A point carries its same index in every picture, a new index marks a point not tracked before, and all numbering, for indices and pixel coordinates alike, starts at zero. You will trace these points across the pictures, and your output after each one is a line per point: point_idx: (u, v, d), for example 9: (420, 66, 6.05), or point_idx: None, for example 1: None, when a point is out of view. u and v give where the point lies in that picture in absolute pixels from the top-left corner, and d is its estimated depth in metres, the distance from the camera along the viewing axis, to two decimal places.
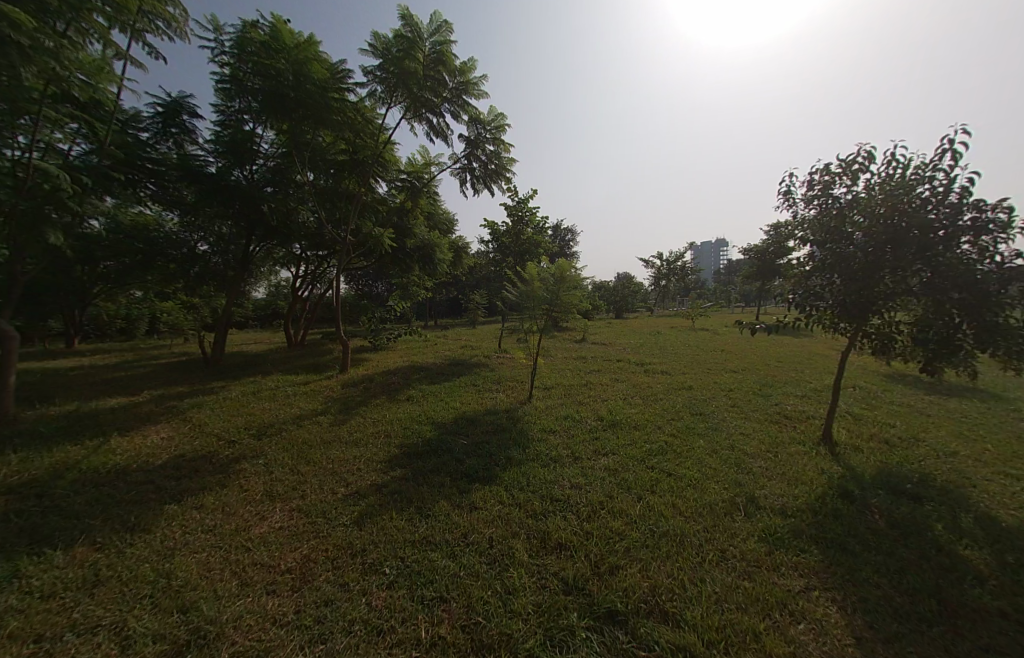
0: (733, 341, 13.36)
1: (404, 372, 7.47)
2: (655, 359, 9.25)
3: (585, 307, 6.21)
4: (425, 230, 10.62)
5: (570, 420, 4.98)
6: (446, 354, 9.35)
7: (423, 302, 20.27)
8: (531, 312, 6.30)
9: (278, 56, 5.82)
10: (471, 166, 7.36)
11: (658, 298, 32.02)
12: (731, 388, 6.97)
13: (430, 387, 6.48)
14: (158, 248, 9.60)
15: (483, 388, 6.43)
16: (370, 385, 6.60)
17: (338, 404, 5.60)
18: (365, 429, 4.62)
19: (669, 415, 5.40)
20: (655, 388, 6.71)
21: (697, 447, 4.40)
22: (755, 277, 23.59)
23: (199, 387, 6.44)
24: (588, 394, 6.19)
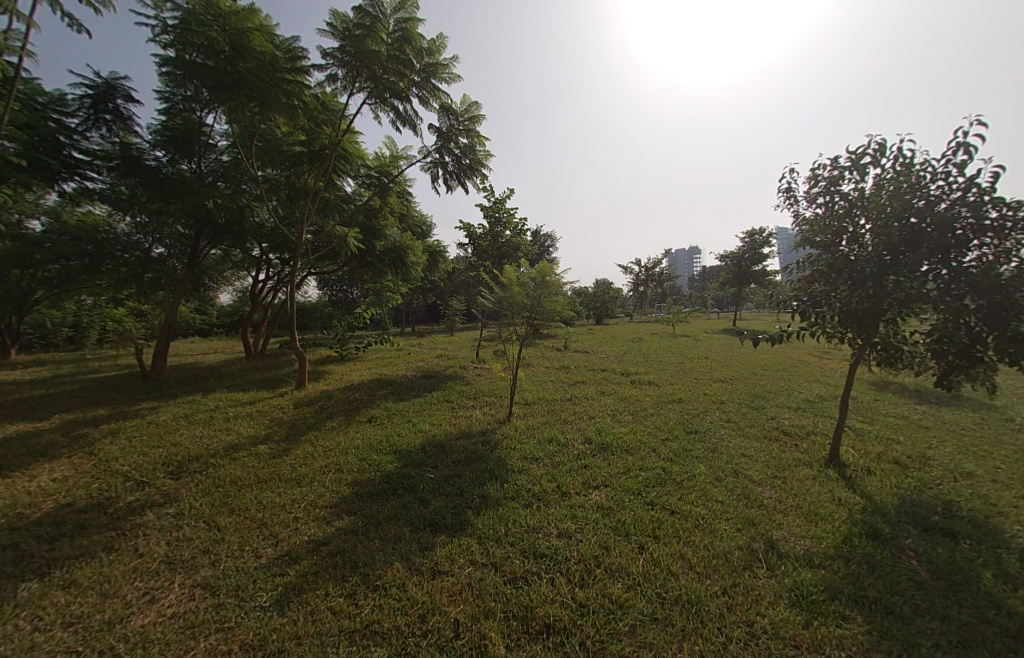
0: (715, 348, 13.14)
1: (369, 387, 6.71)
2: (641, 368, 8.80)
3: (569, 315, 5.69)
4: (397, 232, 9.91)
5: (554, 444, 4.39)
6: (418, 365, 8.63)
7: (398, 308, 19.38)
8: (510, 320, 5.70)
9: (215, 26, 5.07)
10: (443, 161, 6.76)
11: (637, 304, 32.09)
12: (723, 401, 6.54)
13: (397, 404, 5.77)
14: (108, 250, 8.56)
15: (457, 406, 5.77)
16: (328, 404, 5.81)
17: (287, 428, 4.81)
18: (311, 463, 3.88)
19: (662, 434, 4.88)
20: (644, 401, 6.21)
21: (698, 473, 3.88)
22: (732, 283, 23.83)
23: (124, 409, 5.52)
24: (573, 410, 5.62)
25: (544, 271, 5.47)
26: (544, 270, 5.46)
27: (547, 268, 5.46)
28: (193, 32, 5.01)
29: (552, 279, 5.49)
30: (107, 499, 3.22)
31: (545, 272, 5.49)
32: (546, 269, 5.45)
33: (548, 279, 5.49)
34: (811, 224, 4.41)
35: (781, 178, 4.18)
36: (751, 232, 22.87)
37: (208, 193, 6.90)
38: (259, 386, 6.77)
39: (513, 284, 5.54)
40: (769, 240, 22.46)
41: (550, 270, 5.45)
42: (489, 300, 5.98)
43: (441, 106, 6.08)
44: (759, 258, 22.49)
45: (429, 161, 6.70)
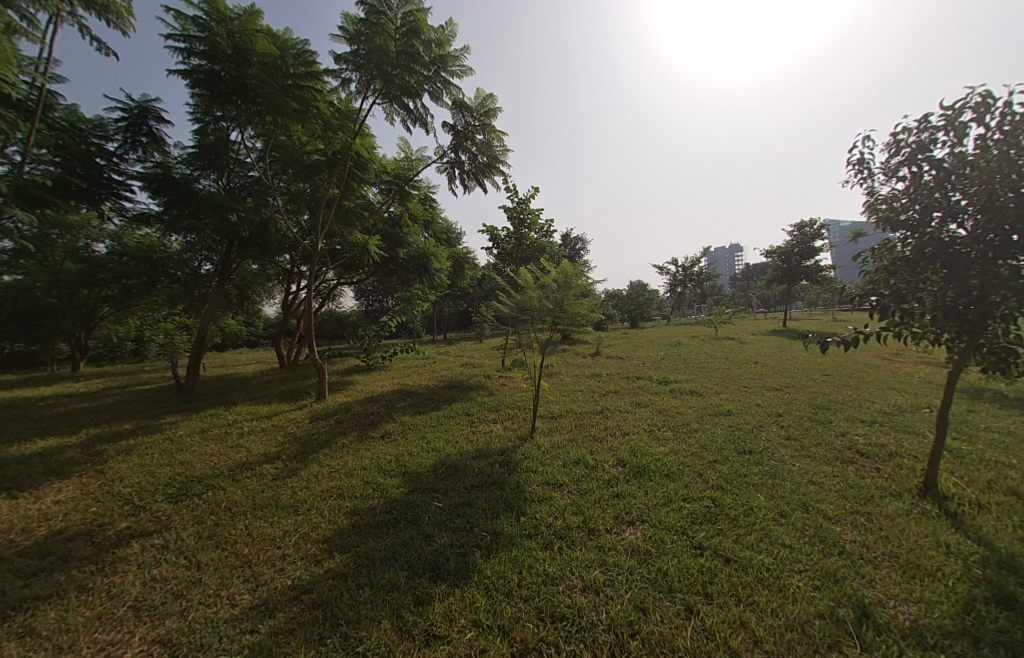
0: (765, 351, 11.98)
1: (388, 399, 6.43)
2: (681, 376, 8.02)
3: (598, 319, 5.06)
4: (419, 238, 9.72)
5: (582, 466, 3.84)
6: (441, 375, 8.31)
7: (428, 316, 19.41)
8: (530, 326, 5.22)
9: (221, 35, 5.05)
10: (460, 160, 6.44)
11: (674, 306, 30.57)
12: (780, 414, 5.70)
13: (413, 418, 5.43)
14: (161, 267, 8.96)
15: (477, 420, 5.33)
16: (342, 417, 5.56)
17: (296, 445, 4.58)
18: (311, 487, 3.57)
19: (709, 454, 4.21)
20: (686, 414, 5.51)
21: (757, 507, 3.21)
22: (780, 280, 22.04)
23: (148, 423, 5.55)
24: (604, 425, 5.03)
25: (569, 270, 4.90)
26: (569, 268, 4.88)
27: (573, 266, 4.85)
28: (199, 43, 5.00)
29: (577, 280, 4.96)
30: (99, 526, 3.06)
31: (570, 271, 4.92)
32: (572, 267, 4.84)
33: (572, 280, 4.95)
34: (891, 205, 3.59)
35: (851, 148, 3.43)
36: (801, 225, 21.11)
37: (232, 207, 6.93)
38: (280, 399, 6.68)
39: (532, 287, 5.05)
40: (823, 232, 20.61)
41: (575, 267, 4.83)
42: (508, 305, 5.52)
43: (455, 102, 5.78)
44: (812, 251, 20.65)
45: (444, 161, 6.41)
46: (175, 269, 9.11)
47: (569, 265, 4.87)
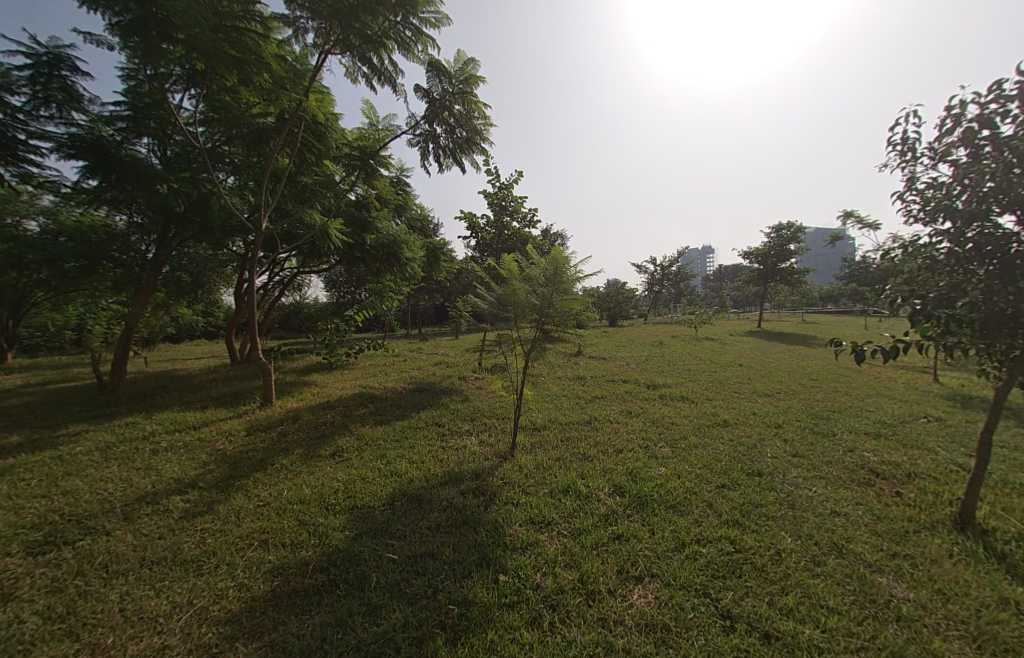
0: (747, 353, 11.75)
1: (346, 405, 5.58)
2: (669, 380, 7.53)
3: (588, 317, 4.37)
4: (390, 224, 8.81)
5: (573, 497, 3.19)
6: (411, 376, 7.50)
7: (400, 310, 18.39)
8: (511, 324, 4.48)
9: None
10: (434, 133, 5.64)
11: (652, 305, 30.60)
12: (780, 425, 5.25)
13: (373, 430, 4.63)
14: (104, 249, 7.63)
15: (448, 434, 4.59)
16: (287, 429, 4.69)
17: (224, 467, 3.72)
18: (227, 532, 2.75)
19: (717, 478, 3.64)
20: (683, 426, 4.95)
21: (786, 552, 2.66)
22: (756, 282, 22.24)
23: (41, 436, 4.51)
24: (594, 440, 4.39)
25: (557, 259, 4.18)
26: (557, 257, 4.17)
27: (562, 253, 4.13)
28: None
29: (567, 272, 4.26)
30: None
31: (559, 259, 4.18)
32: (561, 255, 4.13)
33: (561, 271, 4.24)
34: (931, 192, 3.18)
35: (895, 125, 2.99)
36: (778, 228, 21.32)
37: (162, 177, 6.07)
38: (218, 404, 5.71)
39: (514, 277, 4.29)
40: (798, 235, 20.90)
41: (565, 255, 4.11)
42: (486, 299, 4.76)
43: (428, 62, 5.01)
44: (787, 254, 20.89)
45: (416, 133, 5.59)
46: (115, 251, 7.85)
47: (557, 252, 4.15)
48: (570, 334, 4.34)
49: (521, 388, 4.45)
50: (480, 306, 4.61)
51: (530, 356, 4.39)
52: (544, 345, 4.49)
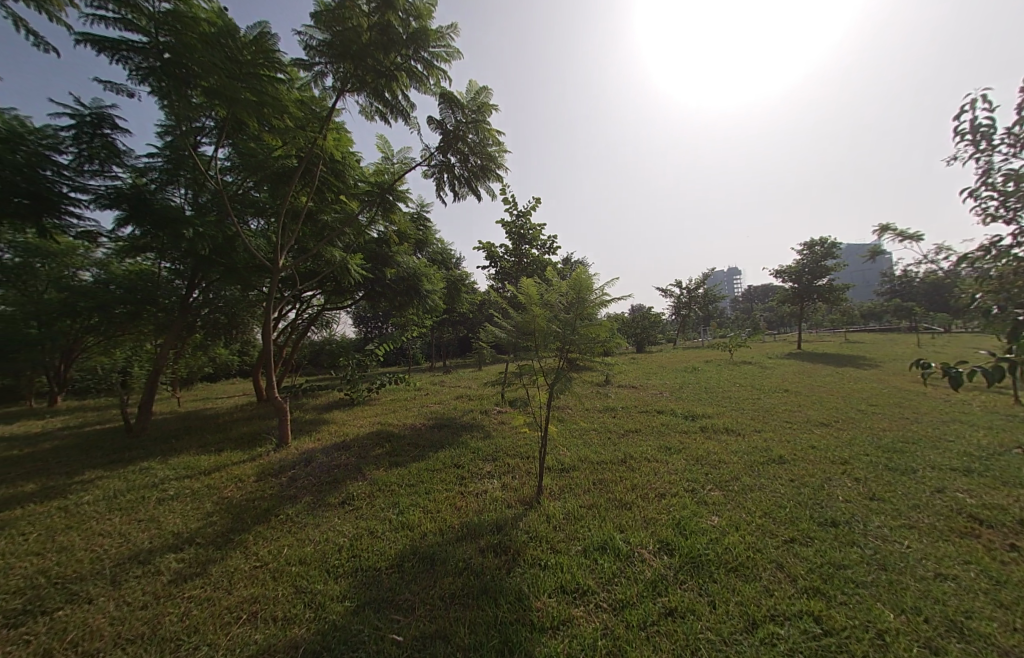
0: (792, 377, 10.85)
1: (361, 445, 5.29)
2: (708, 409, 6.89)
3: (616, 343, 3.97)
4: (409, 258, 8.84)
5: (610, 559, 2.70)
6: (431, 411, 7.19)
7: (424, 343, 18.41)
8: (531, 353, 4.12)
9: (147, 5, 4.20)
10: (449, 163, 5.62)
11: (680, 330, 29.57)
12: (847, 460, 4.55)
13: (386, 473, 4.29)
14: (150, 295, 7.97)
15: (467, 477, 4.18)
16: (297, 472, 4.42)
17: (226, 519, 3.46)
18: (215, 603, 2.43)
19: (783, 530, 3.06)
20: (732, 464, 4.35)
21: (890, 636, 2.08)
22: (791, 301, 21.12)
23: (57, 483, 4.43)
24: (631, 483, 3.88)
25: (578, 281, 3.87)
26: (578, 279, 3.86)
27: (583, 275, 3.83)
28: (126, 13, 4.18)
29: (590, 295, 3.94)
30: None
31: (580, 281, 3.87)
32: (582, 277, 3.82)
33: (583, 294, 3.92)
34: (1008, 184, 2.70)
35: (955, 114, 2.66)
36: (810, 244, 20.47)
37: (190, 223, 6.34)
38: (233, 446, 5.55)
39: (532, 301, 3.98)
40: (833, 251, 19.90)
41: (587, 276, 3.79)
42: (504, 327, 4.47)
43: (440, 94, 5.05)
44: (823, 271, 19.84)
45: (431, 164, 5.59)
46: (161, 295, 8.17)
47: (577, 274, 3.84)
48: (597, 363, 3.94)
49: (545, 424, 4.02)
50: (497, 335, 4.31)
51: (553, 387, 3.99)
52: (568, 375, 4.10)
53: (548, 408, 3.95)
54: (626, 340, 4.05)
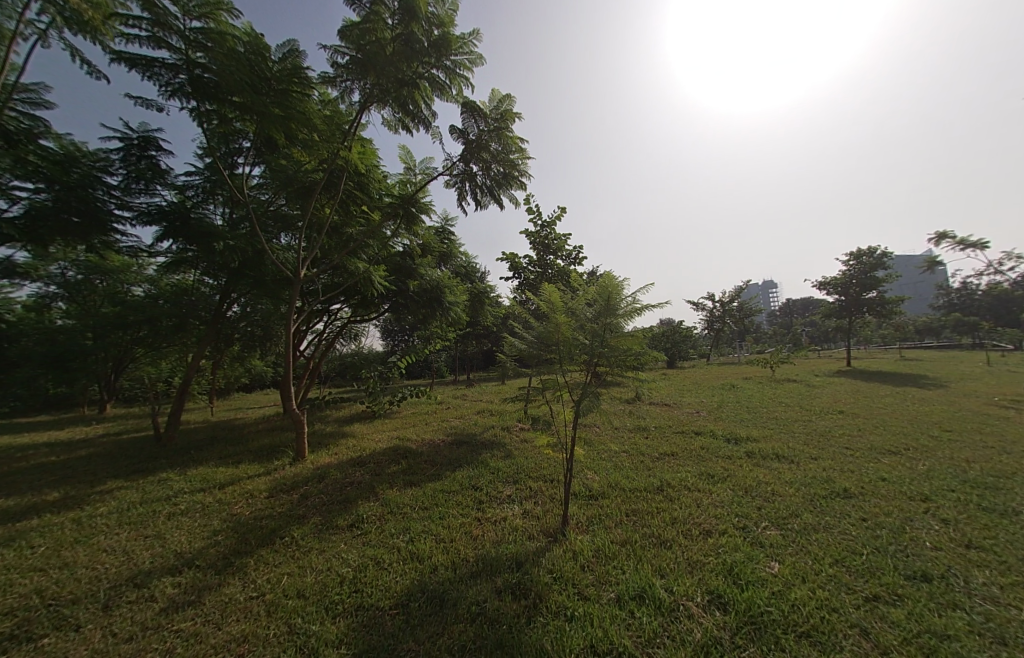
0: (844, 397, 9.89)
1: (377, 461, 5.06)
2: (752, 432, 6.26)
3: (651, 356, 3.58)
4: (433, 270, 8.76)
5: (650, 613, 2.28)
6: (452, 427, 6.92)
7: (448, 357, 18.34)
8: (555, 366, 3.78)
9: (180, 24, 4.31)
10: (471, 173, 5.46)
11: (713, 345, 28.23)
12: (929, 497, 3.89)
13: (400, 494, 4.02)
14: (193, 310, 8.23)
15: (486, 501, 3.83)
16: (309, 490, 4.22)
17: (232, 540, 3.27)
18: (202, 641, 2.19)
19: (863, 585, 2.53)
20: (788, 498, 3.79)
21: None
22: (837, 315, 19.70)
23: (78, 494, 4.43)
24: (671, 516, 3.41)
25: (607, 288, 3.53)
26: (608, 285, 3.52)
27: (613, 280, 3.49)
28: (160, 32, 4.31)
29: (621, 303, 3.58)
30: None
31: (610, 288, 3.53)
32: (612, 282, 3.48)
33: (613, 302, 3.58)
34: None
35: None
36: (857, 255, 19.15)
37: (220, 235, 6.48)
38: (252, 459, 5.46)
39: (557, 310, 3.66)
40: (883, 261, 18.52)
41: (617, 282, 3.45)
42: (526, 338, 4.16)
43: (462, 103, 4.92)
44: (873, 282, 18.44)
45: (453, 174, 5.46)
46: (203, 310, 8.42)
47: (607, 279, 3.50)
48: (629, 378, 3.55)
49: (572, 446, 3.63)
50: (519, 346, 4.00)
51: (580, 405, 3.62)
52: (597, 391, 3.73)
53: (574, 428, 3.57)
54: (662, 352, 3.65)
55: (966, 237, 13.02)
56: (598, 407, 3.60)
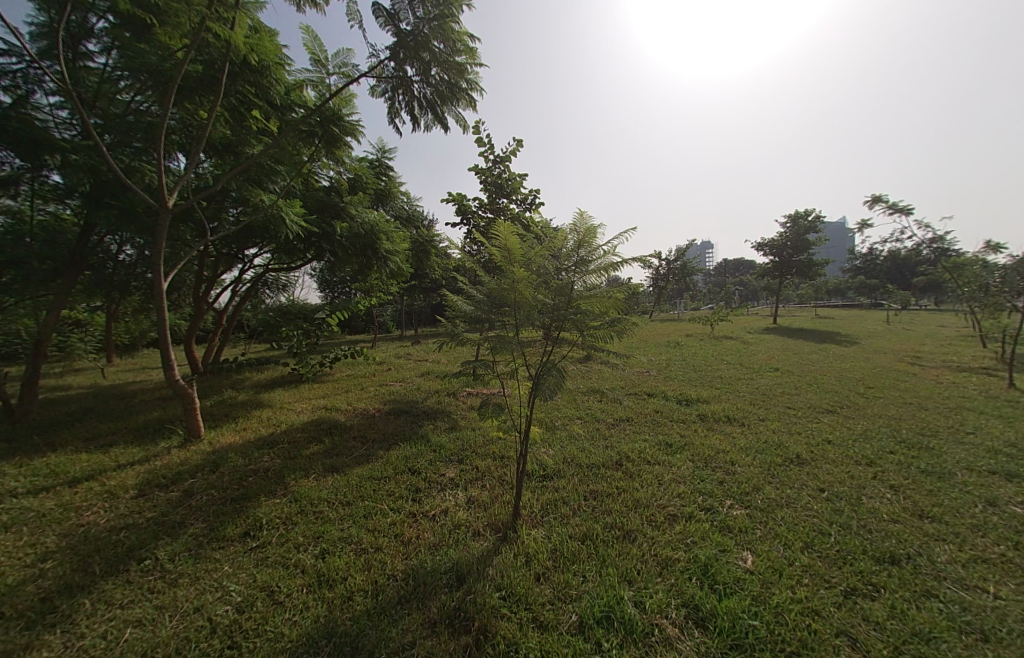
0: (777, 354, 10.45)
1: (293, 441, 4.22)
2: (702, 392, 6.20)
3: (623, 321, 2.97)
4: (366, 210, 7.44)
5: (620, 641, 1.88)
6: (390, 392, 6.15)
7: (392, 311, 17.05)
8: (507, 332, 3.03)
9: None
10: (405, 80, 4.26)
11: (657, 301, 29.24)
12: (874, 461, 3.92)
13: (317, 484, 3.29)
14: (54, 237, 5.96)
15: (423, 489, 3.23)
16: (197, 484, 3.35)
17: (64, 569, 2.39)
18: None
19: (839, 576, 2.35)
20: (748, 468, 3.60)
21: None
22: (770, 275, 20.91)
23: None
24: (633, 499, 3.04)
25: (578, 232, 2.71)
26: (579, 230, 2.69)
27: (585, 223, 2.59)
28: None
29: (592, 255, 2.83)
30: None
31: (581, 235, 2.73)
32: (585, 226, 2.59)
33: (583, 252, 2.83)
34: None
35: None
36: (795, 217, 20.03)
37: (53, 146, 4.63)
38: (127, 441, 4.37)
39: (512, 261, 2.83)
40: (816, 225, 19.58)
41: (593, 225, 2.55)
42: (471, 294, 3.34)
43: None
44: (805, 244, 19.54)
45: (380, 78, 4.24)
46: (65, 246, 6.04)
47: (577, 220, 2.59)
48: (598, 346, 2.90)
49: (526, 427, 3.05)
50: (462, 305, 3.18)
51: (537, 378, 2.97)
52: (557, 359, 3.11)
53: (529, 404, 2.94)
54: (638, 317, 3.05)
55: (895, 205, 13.84)
56: (559, 379, 2.98)
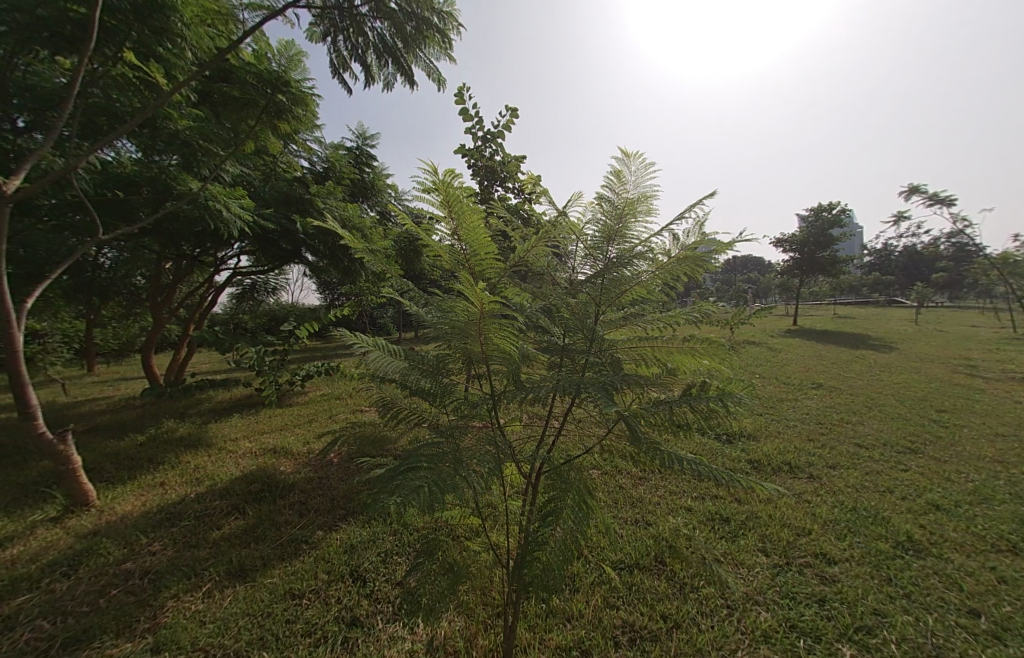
0: (809, 363, 9.25)
1: (207, 511, 3.10)
2: (743, 422, 5.03)
3: (722, 397, 1.44)
4: (336, 203, 6.32)
5: None
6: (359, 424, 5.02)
7: (384, 316, 15.96)
8: (474, 407, 1.62)
9: None
10: (352, 12, 2.92)
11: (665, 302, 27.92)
12: (1020, 548, 2.76)
13: (203, 611, 2.16)
14: None
15: (362, 618, 2.10)
16: (30, 606, 2.23)
17: None
18: None
19: None
20: (853, 570, 2.43)
21: None
22: (788, 272, 19.63)
23: None
24: (692, 650, 1.89)
25: (610, 209, 1.36)
26: (611, 204, 1.37)
27: (623, 191, 1.35)
28: None
29: (634, 247, 1.40)
30: None
31: (616, 211, 1.37)
32: (625, 197, 1.35)
33: (619, 248, 1.42)
34: None
35: None
36: (815, 210, 18.72)
37: None
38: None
39: (470, 262, 1.35)
40: (839, 219, 18.31)
41: (639, 195, 1.34)
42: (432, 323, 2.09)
43: None
44: (827, 239, 18.22)
45: (317, 13, 3.00)
46: None
47: (610, 188, 1.38)
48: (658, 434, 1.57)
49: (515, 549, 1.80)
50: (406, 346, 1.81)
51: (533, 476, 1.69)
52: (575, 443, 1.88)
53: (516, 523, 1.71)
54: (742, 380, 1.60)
55: (931, 194, 12.65)
56: (582, 486, 1.66)
